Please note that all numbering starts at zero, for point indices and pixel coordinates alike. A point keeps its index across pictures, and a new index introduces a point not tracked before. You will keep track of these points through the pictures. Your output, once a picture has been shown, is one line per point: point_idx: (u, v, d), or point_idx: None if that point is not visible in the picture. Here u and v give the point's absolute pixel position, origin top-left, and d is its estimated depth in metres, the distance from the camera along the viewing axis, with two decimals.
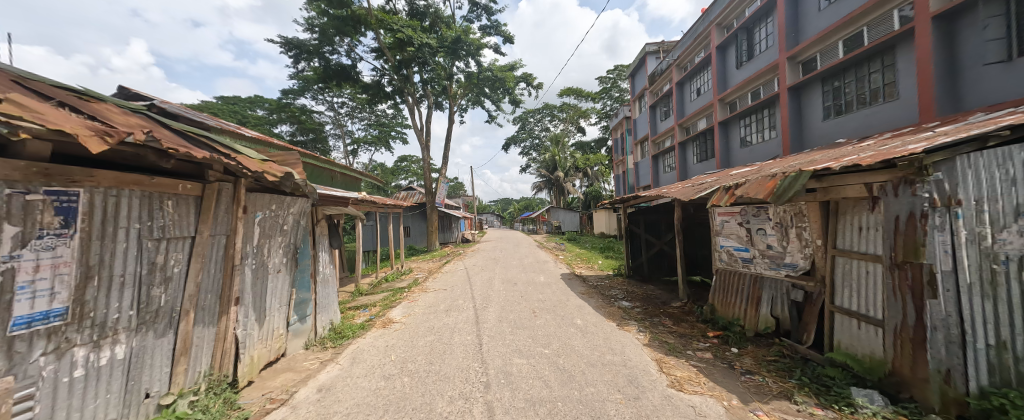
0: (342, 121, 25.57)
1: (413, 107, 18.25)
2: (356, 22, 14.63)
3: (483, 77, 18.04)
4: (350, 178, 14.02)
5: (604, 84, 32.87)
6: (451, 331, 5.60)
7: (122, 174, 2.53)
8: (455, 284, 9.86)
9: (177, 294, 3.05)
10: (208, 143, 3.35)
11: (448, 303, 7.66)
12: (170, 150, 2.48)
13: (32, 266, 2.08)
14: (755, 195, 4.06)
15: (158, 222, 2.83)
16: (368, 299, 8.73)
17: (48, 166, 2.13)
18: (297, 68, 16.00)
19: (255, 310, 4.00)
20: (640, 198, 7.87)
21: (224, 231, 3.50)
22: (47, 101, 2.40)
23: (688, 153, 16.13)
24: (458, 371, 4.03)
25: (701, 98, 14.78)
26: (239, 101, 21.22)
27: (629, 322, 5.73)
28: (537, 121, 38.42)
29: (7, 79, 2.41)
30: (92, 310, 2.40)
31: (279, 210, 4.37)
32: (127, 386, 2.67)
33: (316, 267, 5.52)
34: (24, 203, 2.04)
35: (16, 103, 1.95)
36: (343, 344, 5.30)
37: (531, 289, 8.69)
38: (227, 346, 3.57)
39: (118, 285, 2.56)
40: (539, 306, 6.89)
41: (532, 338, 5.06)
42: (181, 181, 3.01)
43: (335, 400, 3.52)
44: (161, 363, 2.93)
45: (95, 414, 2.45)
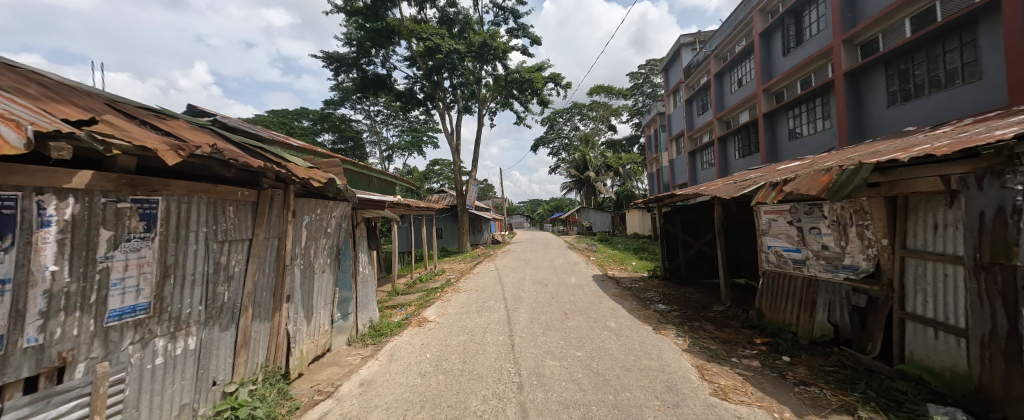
0: (378, 128, 26.85)
1: (444, 113, 18.77)
2: (390, 33, 15.31)
3: (512, 79, 18.16)
4: (386, 183, 14.66)
5: (635, 80, 31.93)
6: (484, 331, 5.68)
7: (193, 183, 2.83)
8: (486, 285, 9.98)
9: (237, 291, 3.35)
10: (262, 153, 3.66)
11: (480, 303, 7.78)
12: (231, 161, 2.72)
13: (123, 265, 2.37)
14: (807, 191, 3.76)
15: (220, 227, 3.11)
16: (405, 298, 9.07)
17: (133, 177, 2.40)
18: (337, 80, 17.01)
19: (304, 307, 4.31)
20: (676, 197, 7.58)
21: (276, 234, 3.80)
22: (133, 121, 2.75)
23: (729, 148, 15.23)
24: (492, 371, 4.07)
25: (743, 89, 13.92)
26: (287, 113, 22.90)
27: (667, 326, 5.51)
28: (567, 120, 38.05)
29: (101, 102, 2.78)
30: (168, 305, 2.69)
31: (323, 214, 4.67)
32: (198, 374, 2.97)
33: (357, 268, 5.83)
34: (116, 211, 2.33)
35: (110, 123, 2.25)
36: (382, 341, 5.56)
37: (562, 290, 8.60)
38: (280, 340, 3.87)
39: (190, 283, 2.86)
40: (571, 308, 6.84)
41: (564, 340, 5.00)
42: (239, 189, 3.31)
43: (375, 395, 3.69)
44: (225, 354, 3.23)
45: (173, 398, 2.75)
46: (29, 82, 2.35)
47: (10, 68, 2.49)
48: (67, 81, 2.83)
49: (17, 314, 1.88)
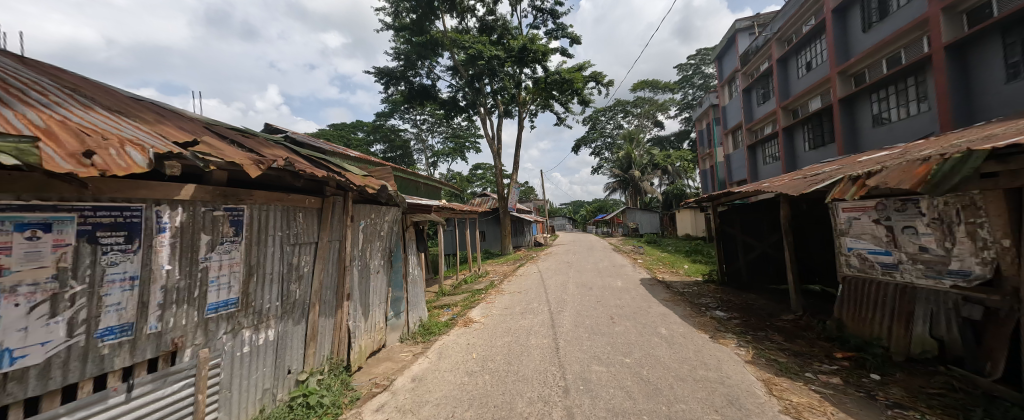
0: (424, 136, 28.15)
1: (485, 118, 19.19)
2: (434, 45, 16.05)
3: (552, 81, 18.08)
4: (432, 188, 15.30)
5: (683, 71, 30.16)
6: (528, 333, 5.70)
7: (270, 193, 3.18)
8: (529, 287, 9.99)
9: (307, 289, 3.71)
10: (325, 164, 4.01)
11: (524, 305, 7.81)
12: (301, 171, 3.01)
13: (218, 265, 2.74)
14: (898, 185, 3.25)
15: (293, 231, 3.48)
16: (451, 299, 9.40)
17: (224, 188, 2.76)
18: (387, 93, 18.15)
19: (362, 305, 4.64)
20: (734, 195, 7.01)
21: (338, 237, 4.15)
22: (224, 140, 3.17)
23: (797, 139, 13.75)
24: (537, 374, 4.07)
25: (813, 73, 12.49)
26: (344, 126, 24.95)
27: (726, 334, 5.10)
28: (609, 119, 36.95)
29: (201, 126, 3.26)
30: (253, 300, 3.06)
31: (377, 218, 5.01)
32: (276, 362, 3.33)
33: (407, 269, 6.17)
34: (214, 218, 2.71)
35: (207, 144, 2.61)
36: (431, 340, 5.81)
37: (608, 294, 8.34)
38: (342, 335, 4.21)
39: (268, 281, 3.22)
40: (618, 312, 6.61)
41: (611, 346, 4.82)
42: (307, 197, 3.66)
43: (426, 391, 3.86)
44: (298, 346, 3.59)
45: (257, 382, 3.11)
46: (148, 112, 2.81)
47: (136, 102, 3.00)
48: (174, 109, 3.33)
49: (143, 306, 2.25)
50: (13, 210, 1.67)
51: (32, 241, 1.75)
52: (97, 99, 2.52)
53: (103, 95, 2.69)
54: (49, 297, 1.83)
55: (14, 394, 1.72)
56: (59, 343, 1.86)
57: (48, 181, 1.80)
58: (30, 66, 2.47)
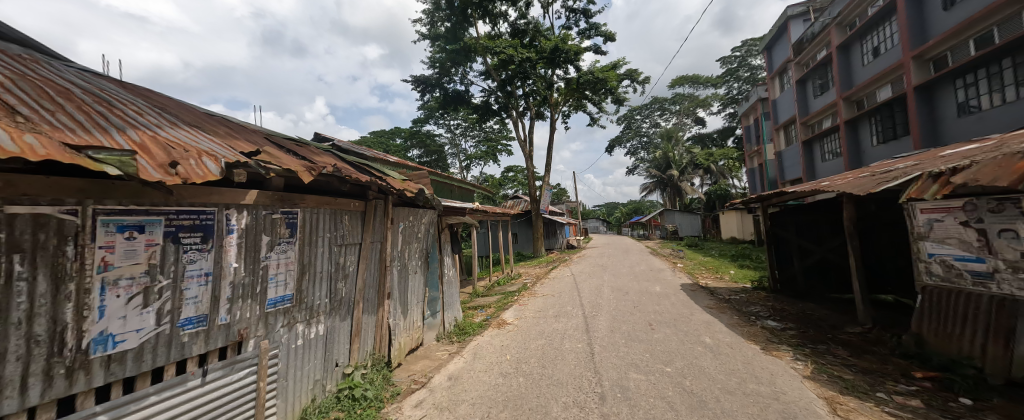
0: (458, 140, 28.84)
1: (517, 121, 19.29)
2: (468, 52, 16.40)
3: (584, 81, 17.82)
4: (466, 191, 15.62)
5: (727, 65, 28.42)
6: (562, 337, 5.62)
7: (319, 197, 3.42)
8: (563, 290, 9.87)
9: (352, 287, 3.93)
10: (369, 170, 4.24)
11: (557, 308, 7.73)
12: (346, 176, 3.22)
13: (276, 263, 2.99)
14: (992, 182, 2.84)
15: (340, 233, 3.71)
16: (484, 300, 9.52)
17: (280, 193, 3.00)
18: (423, 100, 18.82)
19: (401, 303, 4.84)
20: (788, 195, 6.46)
21: (379, 239, 4.36)
22: (281, 149, 3.46)
23: (862, 132, 12.42)
24: (571, 379, 4.00)
25: (880, 60, 11.25)
26: (384, 133, 26.26)
27: (780, 347, 4.71)
28: (646, 117, 35.67)
29: (263, 137, 3.58)
30: (305, 297, 3.29)
31: (415, 220, 5.21)
32: (325, 355, 3.56)
33: (443, 270, 6.34)
34: (273, 221, 2.95)
35: (268, 153, 2.87)
36: (466, 340, 5.93)
37: (645, 299, 8.02)
38: (383, 331, 4.41)
39: (319, 279, 3.46)
40: (656, 318, 6.33)
41: (650, 353, 4.62)
42: (352, 200, 3.89)
43: (462, 390, 3.94)
44: (344, 341, 3.81)
45: (309, 373, 3.35)
46: (220, 126, 3.15)
47: (210, 117, 3.37)
48: (239, 122, 3.69)
49: (215, 299, 2.51)
50: (116, 213, 1.94)
51: (130, 240, 2.01)
52: (180, 116, 2.86)
53: (184, 112, 3.04)
54: (142, 290, 2.08)
55: (115, 373, 1.97)
56: (149, 330, 2.12)
57: (141, 188, 2.05)
58: (128, 89, 2.85)
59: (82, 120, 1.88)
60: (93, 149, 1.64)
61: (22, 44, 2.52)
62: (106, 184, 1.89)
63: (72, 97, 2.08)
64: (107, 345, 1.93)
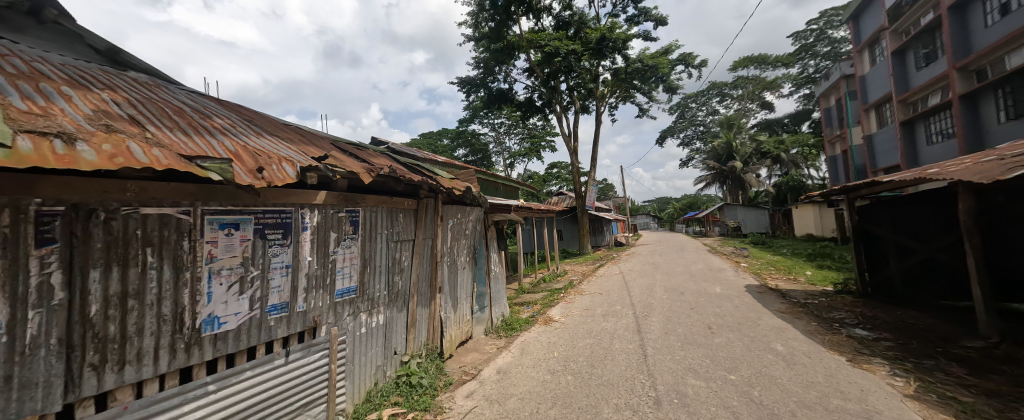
0: (502, 138, 29.14)
1: (561, 116, 19.01)
2: (512, 49, 16.43)
3: (633, 70, 17.02)
4: (511, 188, 15.76)
5: (801, 40, 25.33)
6: (611, 337, 5.46)
7: (378, 197, 3.67)
8: (611, 288, 9.57)
9: (407, 281, 4.19)
10: (420, 170, 4.46)
11: (606, 307, 7.51)
12: (401, 177, 3.41)
13: (342, 257, 3.28)
14: None
15: (396, 230, 3.96)
16: (530, 297, 9.57)
17: (345, 193, 3.28)
18: (469, 100, 19.25)
19: (451, 297, 5.04)
20: (881, 185, 5.60)
21: (430, 235, 4.57)
22: (345, 153, 3.78)
23: (984, 108, 10.33)
24: (623, 380, 3.87)
25: (1009, 18, 9.26)
26: (432, 135, 27.49)
27: (871, 359, 4.12)
28: (702, 104, 33.07)
29: (329, 142, 3.93)
30: (367, 289, 3.57)
31: (463, 218, 5.38)
32: (385, 343, 3.83)
33: (490, 266, 6.48)
34: (338, 218, 3.23)
35: (335, 157, 3.14)
36: (513, 335, 6.03)
37: (703, 300, 7.49)
38: (435, 324, 4.64)
39: (378, 272, 3.73)
40: (717, 322, 5.88)
41: (711, 359, 4.30)
42: (406, 199, 4.12)
43: (511, 384, 4.01)
44: (401, 331, 4.07)
45: (372, 359, 3.63)
46: (294, 134, 3.52)
47: (286, 127, 3.78)
48: (309, 129, 4.09)
49: (294, 289, 2.82)
50: (218, 213, 2.26)
51: (229, 236, 2.34)
52: (263, 127, 3.26)
53: (267, 124, 3.45)
54: (238, 279, 2.40)
55: (221, 349, 2.31)
56: (245, 314, 2.44)
57: (236, 192, 2.35)
58: (225, 106, 3.31)
59: (192, 133, 2.22)
60: (201, 158, 1.92)
61: (148, 72, 3.03)
62: (210, 189, 2.21)
63: (184, 115, 2.46)
64: (215, 325, 2.27)
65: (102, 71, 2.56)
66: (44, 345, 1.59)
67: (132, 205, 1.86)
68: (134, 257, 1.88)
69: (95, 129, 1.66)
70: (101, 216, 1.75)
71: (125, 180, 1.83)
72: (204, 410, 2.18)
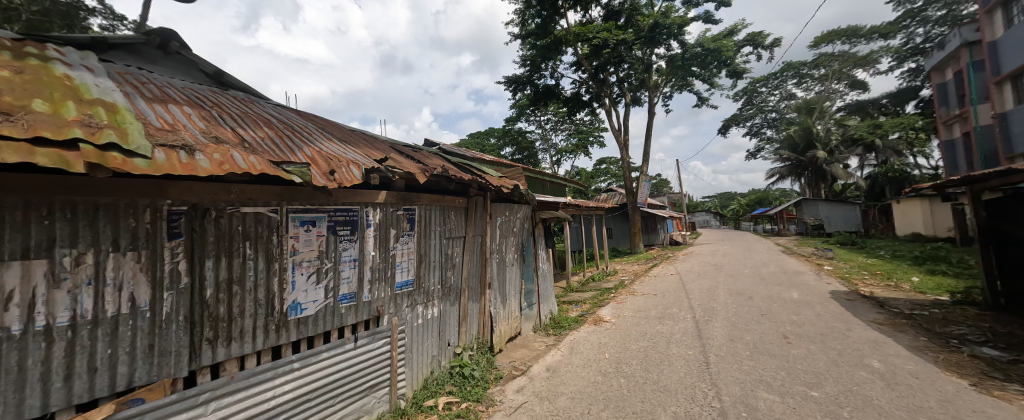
0: (549, 135, 28.83)
1: (610, 109, 18.32)
2: (559, 44, 16.13)
3: (690, 56, 15.82)
4: (558, 185, 15.58)
5: (903, 5, 21.57)
6: (668, 341, 5.17)
7: (432, 196, 3.86)
8: (667, 290, 9.04)
9: (459, 276, 4.35)
10: (471, 169, 4.60)
11: (661, 309, 7.12)
12: (452, 176, 3.54)
13: (401, 252, 3.51)
14: None
15: (448, 227, 4.13)
16: (579, 295, 9.40)
17: (403, 192, 3.50)
18: (515, 99, 19.32)
19: (501, 293, 5.15)
20: (1020, 175, 4.58)
21: (480, 233, 4.70)
22: (403, 155, 4.03)
23: None
24: (682, 388, 3.65)
25: None
26: (480, 134, 28.16)
27: (1005, 386, 3.40)
28: (773, 88, 29.68)
29: (388, 146, 4.22)
30: (423, 282, 3.78)
31: (511, 215, 5.45)
32: (439, 335, 4.03)
33: (538, 263, 6.49)
34: (397, 216, 3.45)
35: (394, 160, 3.36)
36: (562, 334, 6.00)
37: (776, 307, 6.75)
38: (486, 318, 4.77)
39: (432, 266, 3.92)
40: (792, 331, 5.28)
41: (787, 372, 3.87)
42: (457, 197, 4.28)
43: (561, 382, 4.00)
44: (454, 324, 4.25)
45: (428, 348, 3.84)
46: (360, 139, 3.83)
47: (353, 133, 4.12)
48: (372, 134, 4.43)
49: (360, 280, 3.08)
50: (298, 211, 2.54)
51: (308, 232, 2.63)
52: (334, 133, 3.60)
53: (337, 131, 3.80)
54: (315, 271, 2.69)
55: (303, 332, 2.61)
56: (321, 302, 2.73)
57: (313, 193, 2.63)
58: (303, 116, 3.71)
59: (279, 142, 2.52)
60: (286, 163, 2.18)
61: (243, 89, 3.51)
62: (293, 190, 2.50)
63: (272, 125, 2.81)
64: (298, 310, 2.57)
65: (211, 91, 3.02)
66: (174, 321, 1.92)
67: (235, 205, 2.17)
68: (236, 249, 2.19)
69: (207, 141, 1.97)
70: (212, 215, 2.07)
71: (229, 183, 2.14)
72: (290, 384, 2.48)
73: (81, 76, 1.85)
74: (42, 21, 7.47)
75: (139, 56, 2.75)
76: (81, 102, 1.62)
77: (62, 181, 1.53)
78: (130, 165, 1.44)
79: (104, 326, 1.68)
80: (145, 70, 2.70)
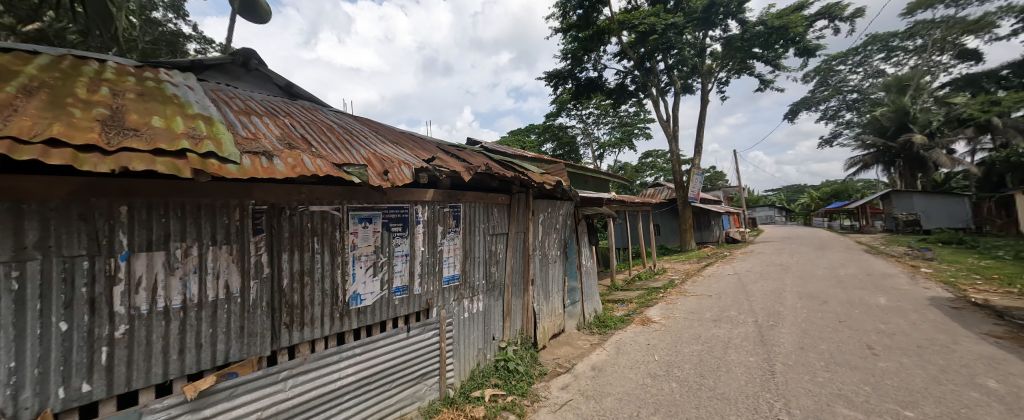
0: (591, 129, 28.02)
1: (658, 99, 17.36)
2: (602, 35, 15.56)
3: (751, 36, 14.48)
4: (601, 180, 15.10)
5: None
6: (725, 346, 4.81)
7: (476, 194, 3.95)
8: (723, 291, 8.40)
9: (503, 272, 4.42)
10: (514, 166, 4.62)
11: (716, 311, 6.65)
12: (496, 173, 3.58)
13: (448, 248, 3.64)
14: None
15: (491, 223, 4.20)
16: (624, 294, 9.08)
17: (449, 190, 3.61)
18: (556, 93, 18.99)
19: (544, 290, 5.15)
20: None
21: (523, 229, 4.72)
22: (448, 155, 4.15)
23: None
24: (743, 396, 3.40)
25: None
26: (520, 131, 28.23)
27: None
28: (854, 66, 26.08)
29: (435, 146, 4.37)
30: (468, 277, 3.90)
31: (554, 211, 5.40)
32: (485, 329, 4.13)
33: (581, 261, 6.38)
34: (443, 214, 3.58)
35: (441, 159, 3.48)
36: (608, 333, 5.85)
37: (857, 313, 5.98)
38: (529, 314, 4.80)
39: (477, 262, 4.02)
40: (878, 342, 4.65)
41: (873, 387, 3.43)
42: (500, 195, 4.34)
43: (607, 383, 3.90)
44: (498, 319, 4.33)
45: (474, 342, 3.96)
46: (409, 141, 4.01)
47: (403, 135, 4.33)
48: (420, 135, 4.63)
49: (411, 274, 3.25)
50: (357, 209, 2.75)
51: (365, 229, 2.83)
52: (387, 136, 3.81)
53: (389, 133, 4.02)
54: (371, 265, 2.89)
55: (362, 321, 2.82)
56: (378, 293, 2.93)
57: (369, 192, 2.82)
58: (360, 122, 3.97)
59: (341, 146, 2.74)
60: (347, 165, 2.36)
61: (309, 98, 3.86)
62: (352, 190, 2.70)
63: (334, 131, 3.06)
64: (358, 300, 2.78)
65: (283, 102, 3.36)
66: (259, 306, 2.19)
67: (305, 204, 2.40)
68: (307, 244, 2.43)
69: (281, 147, 2.19)
70: (287, 213, 2.31)
71: (300, 185, 2.36)
72: (352, 367, 2.70)
73: (184, 94, 2.16)
74: (154, 49, 8.85)
75: (226, 73, 3.14)
76: (186, 117, 1.89)
77: (172, 185, 1.80)
78: (224, 170, 1.66)
79: (207, 309, 1.96)
80: (230, 86, 3.08)
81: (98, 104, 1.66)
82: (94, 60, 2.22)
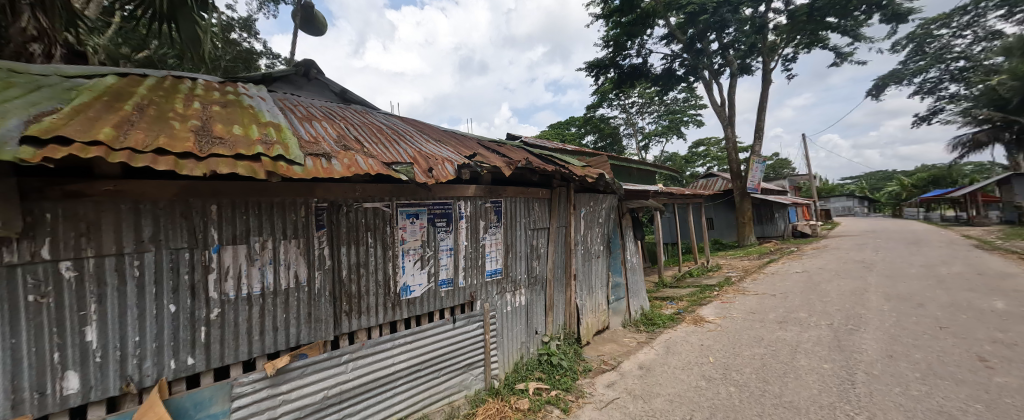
0: (635, 119, 26.72)
1: (711, 83, 16.11)
2: (647, 18, 14.67)
3: (824, 5, 12.84)
4: (647, 172, 14.35)
5: None
6: (794, 350, 4.37)
7: (517, 188, 3.96)
8: (789, 290, 7.62)
9: (544, 266, 4.41)
10: (554, 160, 4.55)
11: (782, 313, 6.06)
12: (536, 167, 3.56)
13: (490, 242, 3.70)
14: None
15: (533, 218, 4.20)
16: (674, 292, 8.60)
17: (490, 185, 3.66)
18: (597, 83, 18.30)
19: (587, 285, 5.05)
20: None
21: (564, 223, 4.66)
22: (490, 151, 4.20)
23: None
24: (816, 407, 3.08)
25: None
26: (560, 124, 27.74)
27: None
28: (962, 27, 21.89)
29: (477, 143, 4.44)
30: (511, 272, 3.94)
31: (596, 205, 5.26)
32: (527, 323, 4.15)
33: (626, 256, 6.16)
34: (485, 209, 3.63)
35: (483, 156, 3.52)
36: (656, 331, 5.61)
37: (964, 319, 5.11)
38: (572, 309, 4.74)
39: (519, 257, 4.05)
40: (992, 352, 3.94)
41: (987, 406, 2.92)
42: (541, 189, 4.31)
43: (657, 383, 3.75)
44: (540, 313, 4.33)
45: (517, 335, 4.00)
46: (452, 139, 4.11)
47: (446, 133, 4.46)
48: (462, 132, 4.75)
49: (456, 267, 3.36)
50: (405, 205, 2.90)
51: (413, 224, 2.98)
52: (432, 135, 3.96)
53: (433, 132, 4.16)
54: (418, 258, 3.03)
55: (412, 311, 2.97)
56: (425, 285, 3.08)
57: (416, 189, 2.96)
58: (407, 122, 4.17)
59: (389, 146, 2.89)
60: (394, 164, 2.47)
61: (360, 102, 4.12)
62: (400, 188, 2.84)
63: (385, 132, 3.24)
64: (408, 291, 2.94)
65: (340, 107, 3.64)
66: (322, 295, 2.39)
67: (359, 201, 2.58)
68: (362, 238, 2.61)
69: (338, 149, 2.38)
70: (344, 209, 2.49)
71: (355, 183, 2.54)
72: (403, 355, 2.86)
73: (259, 104, 2.42)
74: (232, 66, 9.99)
75: (291, 83, 3.45)
76: (260, 125, 2.11)
77: (248, 186, 2.01)
78: (292, 171, 1.82)
79: (280, 297, 2.19)
80: (295, 95, 3.40)
81: (191, 117, 1.92)
82: (188, 79, 2.56)
